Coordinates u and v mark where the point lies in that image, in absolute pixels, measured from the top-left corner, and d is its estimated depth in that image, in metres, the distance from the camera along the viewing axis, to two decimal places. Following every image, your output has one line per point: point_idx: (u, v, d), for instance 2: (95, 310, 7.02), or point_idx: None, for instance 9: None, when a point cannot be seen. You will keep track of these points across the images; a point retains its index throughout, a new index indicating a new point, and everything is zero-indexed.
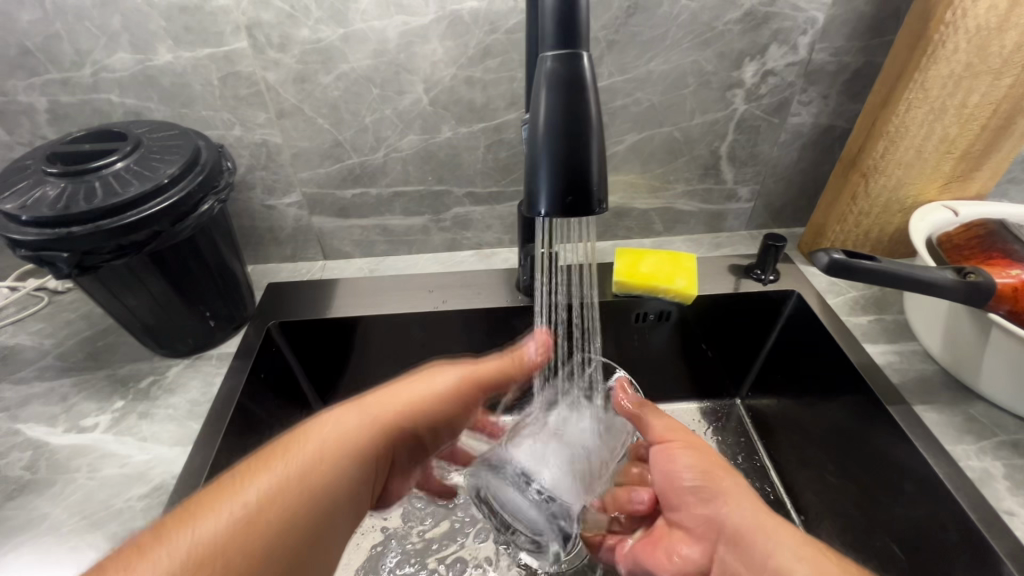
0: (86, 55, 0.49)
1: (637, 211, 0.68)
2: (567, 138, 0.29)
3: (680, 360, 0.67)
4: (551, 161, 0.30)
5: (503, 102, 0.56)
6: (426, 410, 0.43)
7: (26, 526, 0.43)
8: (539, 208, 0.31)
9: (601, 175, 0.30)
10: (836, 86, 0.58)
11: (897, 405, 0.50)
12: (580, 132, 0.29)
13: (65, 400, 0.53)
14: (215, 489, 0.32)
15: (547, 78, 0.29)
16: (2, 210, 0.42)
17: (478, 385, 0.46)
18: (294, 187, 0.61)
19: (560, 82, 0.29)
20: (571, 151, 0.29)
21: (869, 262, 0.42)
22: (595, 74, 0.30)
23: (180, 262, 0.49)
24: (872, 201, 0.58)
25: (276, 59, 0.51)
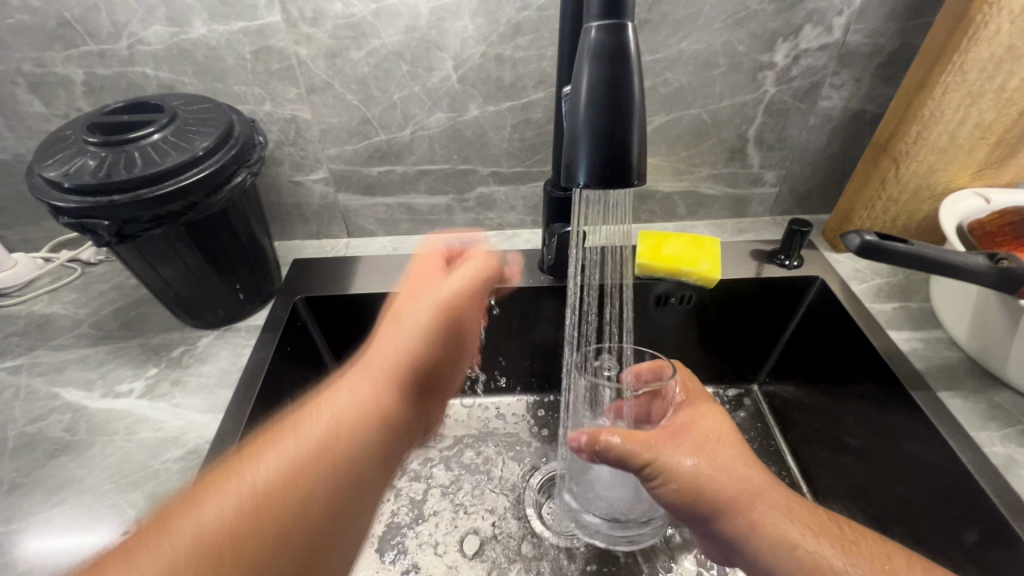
0: (121, 26, 0.50)
1: (661, 194, 0.68)
2: (610, 112, 0.30)
3: (699, 345, 0.67)
4: (591, 134, 0.30)
5: (531, 81, 0.56)
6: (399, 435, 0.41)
7: (68, 484, 0.44)
8: (578, 179, 0.31)
9: (640, 151, 0.31)
10: (869, 69, 0.57)
11: (921, 391, 0.50)
12: (622, 106, 0.30)
13: (101, 366, 0.54)
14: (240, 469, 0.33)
15: (591, 50, 0.29)
16: (45, 177, 0.43)
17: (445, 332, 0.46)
18: (321, 164, 0.61)
19: (606, 53, 0.29)
20: (613, 125, 0.30)
21: (903, 246, 0.41)
22: (639, 45, 0.30)
23: (214, 233, 0.50)
24: (901, 186, 0.58)
25: (308, 33, 0.51)
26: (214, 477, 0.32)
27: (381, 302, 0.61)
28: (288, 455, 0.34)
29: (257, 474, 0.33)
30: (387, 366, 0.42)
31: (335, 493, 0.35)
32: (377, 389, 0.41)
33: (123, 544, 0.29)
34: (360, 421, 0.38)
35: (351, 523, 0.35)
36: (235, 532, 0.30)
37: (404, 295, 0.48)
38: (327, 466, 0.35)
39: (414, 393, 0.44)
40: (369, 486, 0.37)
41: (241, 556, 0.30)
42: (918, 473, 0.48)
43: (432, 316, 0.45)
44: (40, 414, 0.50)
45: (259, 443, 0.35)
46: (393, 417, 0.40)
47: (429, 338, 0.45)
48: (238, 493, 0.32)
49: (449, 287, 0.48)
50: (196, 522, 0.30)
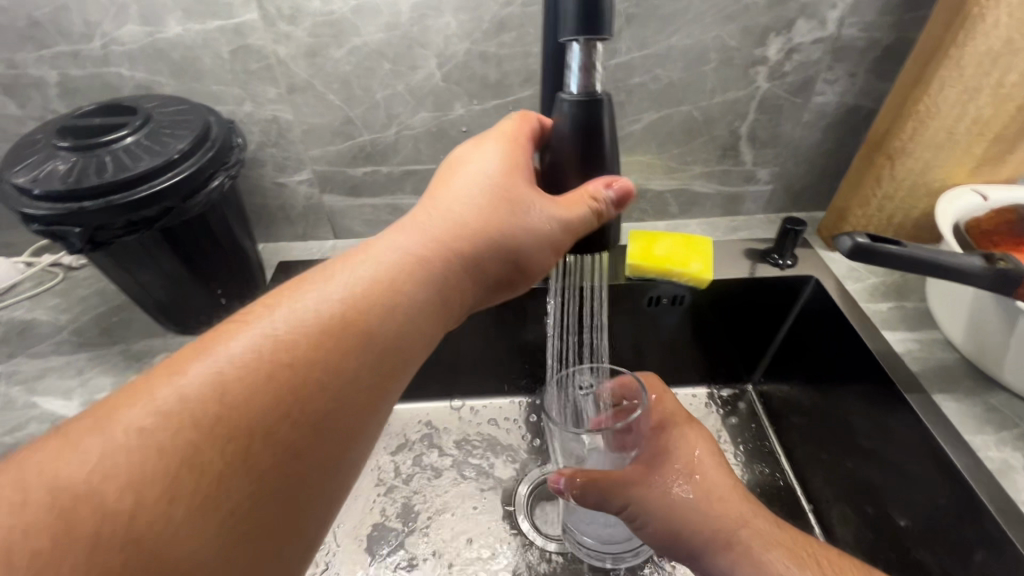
0: (94, 26, 0.49)
1: (653, 192, 0.67)
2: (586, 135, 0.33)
3: (692, 345, 0.66)
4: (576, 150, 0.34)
5: (517, 78, 0.55)
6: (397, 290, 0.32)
7: None
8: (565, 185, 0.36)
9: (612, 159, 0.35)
10: (864, 64, 0.56)
11: (916, 394, 0.49)
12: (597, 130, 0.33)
13: (81, 374, 0.54)
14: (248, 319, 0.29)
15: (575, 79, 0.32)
16: (15, 183, 0.42)
17: (435, 269, 0.34)
18: (305, 165, 0.60)
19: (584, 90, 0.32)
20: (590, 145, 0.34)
21: (898, 247, 0.40)
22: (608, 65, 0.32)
23: (192, 238, 0.49)
24: (897, 183, 0.57)
25: (287, 32, 0.50)
26: (182, 355, 0.27)
27: None
28: (254, 342, 0.27)
29: (202, 371, 0.26)
30: (396, 257, 0.33)
31: (290, 416, 0.26)
32: (399, 267, 0.33)
33: (90, 415, 0.24)
34: (342, 317, 0.30)
35: (335, 431, 0.28)
36: (194, 426, 0.24)
37: (455, 163, 0.38)
38: (281, 383, 0.27)
39: (470, 283, 0.36)
40: (356, 391, 0.29)
41: (201, 443, 0.24)
42: (911, 478, 0.47)
43: (479, 204, 0.36)
44: (19, 424, 0.49)
45: (236, 320, 0.29)
46: (419, 299, 0.33)
47: (446, 247, 0.35)
48: (184, 388, 0.25)
49: (493, 163, 0.37)
50: (155, 399, 0.25)
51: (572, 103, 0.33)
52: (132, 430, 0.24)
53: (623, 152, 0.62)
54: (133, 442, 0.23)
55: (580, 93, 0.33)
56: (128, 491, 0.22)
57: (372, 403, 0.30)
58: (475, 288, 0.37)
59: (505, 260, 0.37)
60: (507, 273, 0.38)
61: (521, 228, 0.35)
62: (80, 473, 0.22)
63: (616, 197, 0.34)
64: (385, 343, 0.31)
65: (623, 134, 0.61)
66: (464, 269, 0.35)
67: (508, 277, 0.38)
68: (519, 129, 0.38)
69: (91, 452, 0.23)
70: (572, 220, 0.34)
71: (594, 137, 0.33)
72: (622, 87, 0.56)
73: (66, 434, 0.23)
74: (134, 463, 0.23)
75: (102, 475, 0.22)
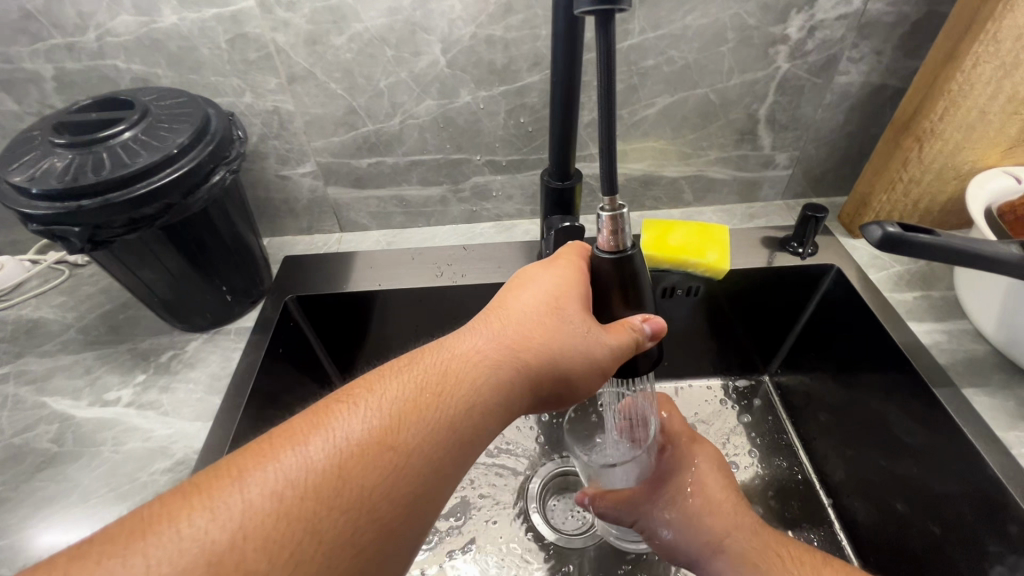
0: (88, 17, 0.47)
1: (666, 179, 0.65)
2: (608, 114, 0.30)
3: (708, 336, 0.65)
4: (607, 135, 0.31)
5: (525, 63, 0.53)
6: (457, 389, 0.32)
7: (56, 498, 0.44)
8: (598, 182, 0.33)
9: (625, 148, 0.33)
10: (891, 40, 0.53)
11: (944, 388, 0.47)
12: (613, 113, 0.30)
13: (89, 373, 0.53)
14: (317, 414, 0.29)
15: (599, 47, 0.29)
16: (12, 182, 0.41)
17: (494, 370, 0.34)
18: (308, 157, 0.59)
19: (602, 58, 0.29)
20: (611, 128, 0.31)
21: (929, 237, 0.37)
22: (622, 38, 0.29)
23: (194, 234, 0.48)
24: (925, 167, 0.54)
25: (285, 19, 0.48)
26: (243, 459, 0.27)
27: (374, 300, 0.59)
28: (314, 455, 0.27)
29: (264, 483, 0.25)
30: (457, 367, 0.33)
31: (342, 544, 0.25)
32: (459, 376, 0.32)
33: (156, 510, 0.24)
34: (406, 425, 0.29)
35: (381, 566, 0.26)
36: (247, 546, 0.24)
37: (515, 282, 0.40)
38: (337, 504, 0.26)
39: (522, 400, 0.35)
40: (408, 521, 0.28)
41: (250, 568, 0.23)
42: (938, 476, 0.46)
43: (540, 314, 0.36)
44: (28, 424, 0.49)
45: (299, 425, 0.29)
46: (476, 417, 0.32)
47: (504, 358, 0.34)
48: (253, 492, 0.25)
49: (555, 275, 0.38)
50: (210, 510, 0.24)
51: (606, 258, 0.36)
52: (185, 543, 0.23)
53: (636, 138, 0.60)
54: (185, 560, 0.22)
55: (610, 249, 0.36)
56: None
57: (418, 536, 0.28)
58: (525, 405, 0.35)
59: (558, 375, 0.36)
60: (558, 392, 0.37)
61: (572, 344, 0.35)
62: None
63: (651, 330, 0.37)
64: (445, 461, 0.30)
65: (636, 119, 0.58)
66: (520, 384, 0.34)
67: (556, 395, 0.37)
68: (575, 253, 0.40)
69: (139, 564, 0.22)
70: (616, 353, 0.36)
71: (629, 288, 0.37)
72: (635, 71, 0.54)
73: (116, 538, 0.23)
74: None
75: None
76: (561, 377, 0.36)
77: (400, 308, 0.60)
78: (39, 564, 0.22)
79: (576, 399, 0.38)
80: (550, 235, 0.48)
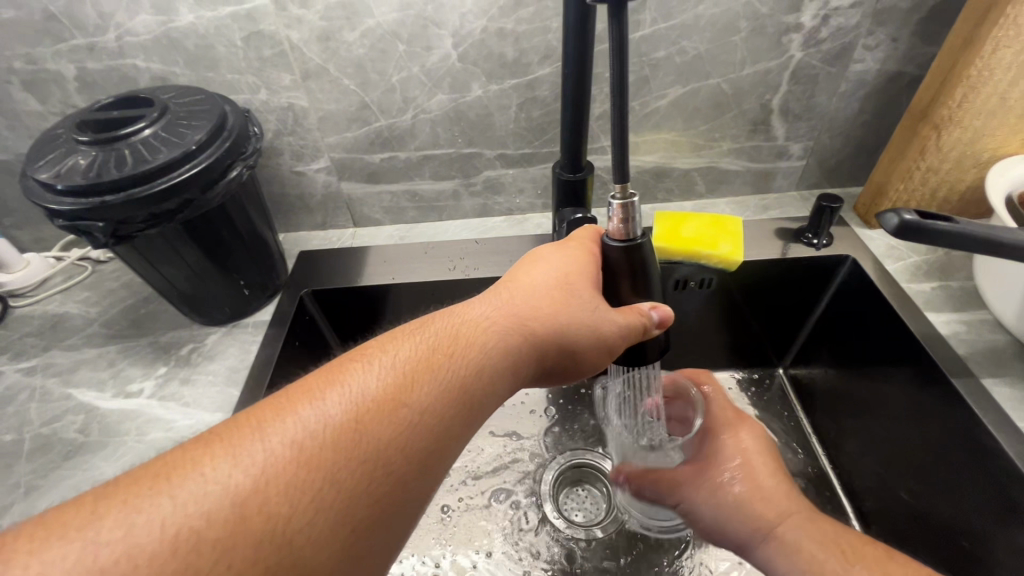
0: (108, 18, 0.48)
1: (678, 171, 0.65)
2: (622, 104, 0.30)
3: (721, 328, 0.64)
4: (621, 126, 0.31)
5: (537, 55, 0.53)
6: (467, 351, 0.32)
7: (83, 486, 0.45)
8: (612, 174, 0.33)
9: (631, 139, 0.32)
10: (908, 27, 0.52)
11: (962, 378, 0.46)
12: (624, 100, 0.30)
13: (112, 366, 0.55)
14: (331, 371, 0.30)
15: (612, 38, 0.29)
16: (38, 179, 0.42)
17: (503, 337, 0.34)
18: (322, 152, 0.59)
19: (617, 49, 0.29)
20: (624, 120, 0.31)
21: (947, 224, 0.36)
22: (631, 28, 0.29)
23: (212, 229, 0.49)
24: (943, 155, 0.53)
25: (299, 16, 0.49)
26: (261, 411, 0.27)
27: (389, 294, 0.60)
28: (330, 409, 0.27)
29: (282, 433, 0.26)
30: (468, 331, 0.33)
31: (358, 495, 0.26)
32: (470, 340, 0.33)
33: (179, 458, 0.25)
34: (418, 383, 0.30)
35: (394, 516, 0.27)
36: (268, 492, 0.24)
37: (528, 259, 0.40)
38: (353, 456, 0.26)
39: (531, 367, 0.35)
40: (420, 478, 0.28)
41: (271, 512, 0.24)
42: (960, 470, 0.45)
43: (551, 287, 0.37)
44: (55, 415, 0.51)
45: (314, 380, 0.29)
46: (487, 379, 0.32)
47: (512, 324, 0.35)
48: (272, 441, 0.26)
49: (567, 253, 0.39)
50: (231, 457, 0.25)
51: (615, 246, 0.36)
52: (207, 487, 0.23)
53: (648, 130, 0.60)
54: (207, 503, 0.23)
55: (619, 237, 0.36)
56: (206, 538, 0.22)
57: (429, 492, 0.29)
58: (533, 373, 0.36)
59: (565, 347, 0.36)
60: (566, 363, 0.37)
61: (582, 316, 0.36)
62: (149, 526, 0.22)
63: (659, 318, 0.38)
64: (457, 421, 0.30)
65: (648, 111, 0.58)
66: (528, 351, 0.35)
67: (563, 368, 0.37)
68: (586, 237, 0.40)
69: (163, 506, 0.23)
70: (623, 330, 0.36)
71: (639, 273, 0.37)
72: (646, 62, 0.54)
73: (138, 482, 0.24)
74: (203, 525, 0.22)
75: (173, 534, 0.22)
76: (569, 348, 0.36)
77: (412, 300, 0.61)
78: (66, 506, 0.23)
79: (584, 372, 0.38)
80: (562, 227, 0.48)
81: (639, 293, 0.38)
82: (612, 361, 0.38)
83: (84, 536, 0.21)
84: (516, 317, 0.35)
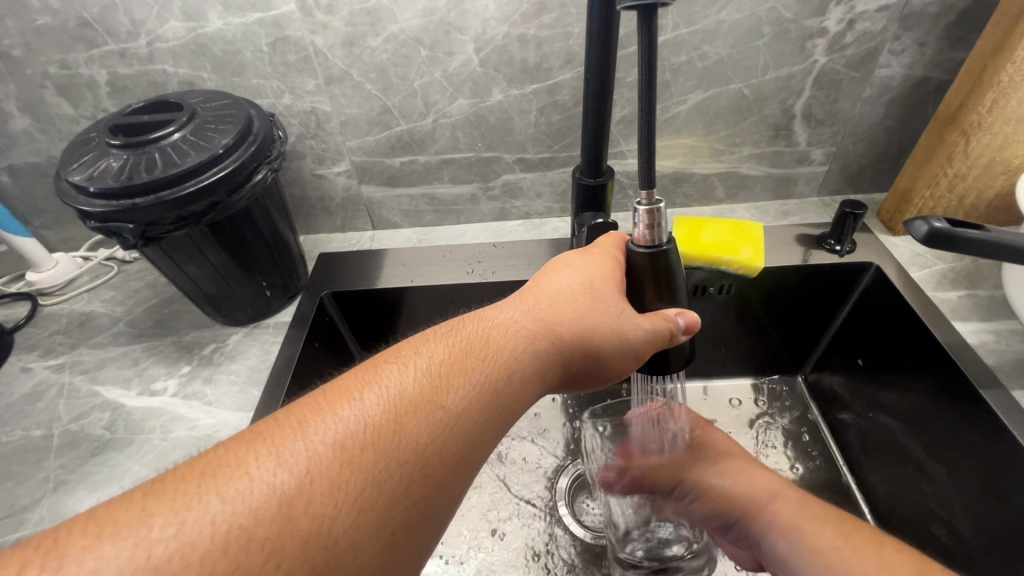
0: (140, 24, 0.50)
1: (697, 176, 0.64)
2: (649, 112, 0.30)
3: (739, 336, 0.64)
4: (648, 135, 0.31)
5: (557, 60, 0.53)
6: (498, 355, 0.32)
7: (109, 481, 0.46)
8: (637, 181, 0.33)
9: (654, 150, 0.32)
10: (936, 31, 0.52)
11: (991, 389, 0.45)
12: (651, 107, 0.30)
13: (137, 364, 0.56)
14: (366, 374, 0.30)
15: (642, 45, 0.29)
16: (72, 181, 0.43)
17: (531, 343, 0.34)
18: (343, 156, 0.60)
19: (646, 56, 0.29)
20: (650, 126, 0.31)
21: (978, 232, 0.35)
22: (660, 35, 0.29)
23: (237, 231, 0.50)
24: (971, 162, 0.52)
25: (324, 22, 0.50)
26: (301, 412, 0.28)
27: (407, 296, 0.60)
28: (369, 409, 0.28)
29: (323, 433, 0.26)
30: (497, 334, 0.34)
31: (398, 496, 0.26)
32: (501, 343, 0.33)
33: (223, 458, 0.25)
34: (451, 386, 0.30)
35: (431, 518, 0.27)
36: (313, 490, 0.24)
37: (551, 265, 0.40)
38: (394, 457, 0.27)
39: (558, 371, 0.35)
40: (455, 482, 0.28)
41: (316, 512, 0.24)
42: (986, 483, 0.44)
43: (577, 291, 0.37)
44: (83, 412, 0.52)
45: (350, 382, 0.29)
46: (518, 382, 0.32)
47: (541, 328, 0.35)
48: (314, 442, 0.26)
49: (592, 259, 0.39)
50: (275, 456, 0.25)
51: (640, 251, 0.36)
52: (255, 485, 0.24)
53: (667, 135, 0.60)
54: (254, 500, 0.23)
55: (644, 243, 0.36)
56: (256, 537, 0.23)
57: (463, 493, 0.29)
58: (558, 377, 0.36)
59: (591, 352, 0.36)
60: (591, 368, 0.37)
61: (608, 321, 0.36)
62: (199, 524, 0.22)
63: (683, 324, 0.37)
64: (488, 425, 0.30)
65: (668, 116, 0.58)
66: (556, 355, 0.35)
67: (588, 372, 0.37)
68: (607, 244, 0.40)
69: (211, 504, 0.23)
70: (648, 336, 0.36)
71: (662, 281, 0.37)
72: (668, 67, 0.54)
73: (185, 480, 0.24)
74: (252, 523, 0.23)
75: (223, 531, 0.22)
76: (594, 353, 0.36)
77: (430, 303, 0.61)
78: (110, 504, 0.23)
79: (609, 377, 0.38)
80: (582, 231, 0.47)
81: (662, 300, 0.38)
82: (636, 367, 0.38)
83: (134, 532, 0.22)
84: (544, 321, 0.35)
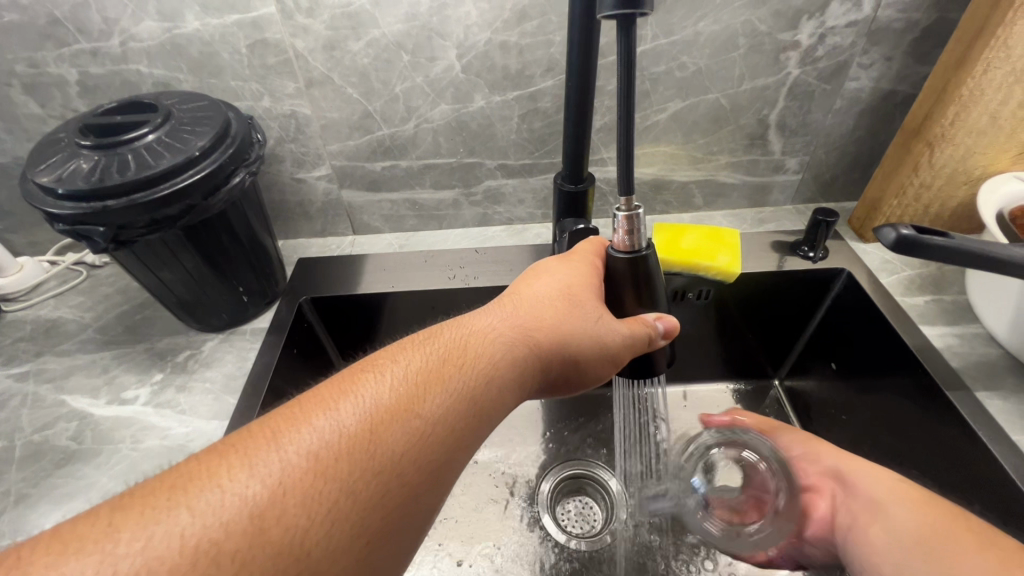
0: (113, 23, 0.48)
1: (676, 184, 0.65)
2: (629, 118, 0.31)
3: (717, 340, 0.65)
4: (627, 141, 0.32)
5: (539, 68, 0.53)
6: (476, 363, 0.32)
7: (75, 494, 0.44)
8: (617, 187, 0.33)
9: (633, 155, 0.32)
10: (901, 46, 0.54)
11: (958, 391, 0.47)
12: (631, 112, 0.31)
13: (106, 372, 0.54)
14: (343, 383, 0.30)
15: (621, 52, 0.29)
16: (39, 183, 0.42)
17: (509, 351, 0.34)
18: (323, 160, 0.60)
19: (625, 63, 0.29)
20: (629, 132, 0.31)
21: (943, 239, 0.36)
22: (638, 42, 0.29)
23: (213, 235, 0.49)
24: (936, 172, 0.54)
25: (304, 25, 0.49)
26: (275, 422, 0.27)
27: (388, 302, 0.60)
28: (345, 419, 0.27)
29: (297, 444, 0.26)
30: (476, 342, 0.33)
31: (373, 506, 0.26)
32: (479, 351, 0.33)
33: (195, 471, 0.24)
34: (427, 394, 0.30)
35: (406, 528, 0.27)
36: (287, 502, 0.24)
37: (531, 271, 0.40)
38: (369, 466, 0.26)
39: (537, 378, 0.35)
40: (432, 490, 0.28)
41: (289, 524, 0.23)
42: (958, 484, 0.45)
43: (556, 299, 0.37)
44: (47, 422, 0.50)
45: (326, 391, 0.29)
46: (496, 389, 0.32)
47: (520, 335, 0.35)
48: (288, 453, 0.25)
49: (571, 266, 0.39)
50: (248, 467, 0.24)
51: (620, 257, 0.36)
52: (226, 497, 0.23)
53: (647, 143, 0.61)
54: (226, 512, 0.23)
55: (624, 249, 0.36)
56: (226, 550, 0.22)
57: (440, 501, 0.29)
58: (537, 384, 0.36)
59: (569, 359, 0.36)
60: (570, 374, 0.37)
61: (586, 327, 0.36)
62: (168, 537, 0.22)
63: (664, 328, 0.38)
64: (464, 433, 0.30)
65: (647, 124, 0.59)
66: (534, 362, 0.35)
67: (567, 377, 0.38)
68: (586, 250, 0.40)
69: (182, 517, 0.22)
70: (627, 340, 0.36)
71: (642, 287, 0.37)
72: (647, 76, 0.55)
73: (156, 493, 0.23)
74: (223, 535, 0.22)
75: (192, 545, 0.22)
76: (573, 359, 0.36)
77: (411, 309, 0.60)
78: (75, 519, 0.22)
79: (588, 383, 0.39)
80: (563, 236, 0.48)
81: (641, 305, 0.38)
82: (616, 372, 0.38)
83: (101, 547, 0.21)
84: (523, 328, 0.35)
